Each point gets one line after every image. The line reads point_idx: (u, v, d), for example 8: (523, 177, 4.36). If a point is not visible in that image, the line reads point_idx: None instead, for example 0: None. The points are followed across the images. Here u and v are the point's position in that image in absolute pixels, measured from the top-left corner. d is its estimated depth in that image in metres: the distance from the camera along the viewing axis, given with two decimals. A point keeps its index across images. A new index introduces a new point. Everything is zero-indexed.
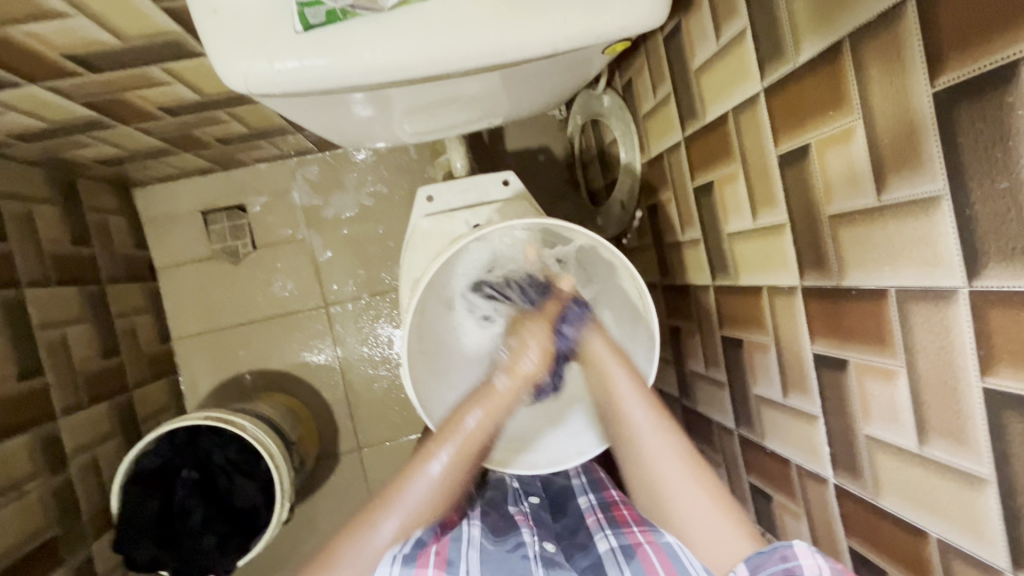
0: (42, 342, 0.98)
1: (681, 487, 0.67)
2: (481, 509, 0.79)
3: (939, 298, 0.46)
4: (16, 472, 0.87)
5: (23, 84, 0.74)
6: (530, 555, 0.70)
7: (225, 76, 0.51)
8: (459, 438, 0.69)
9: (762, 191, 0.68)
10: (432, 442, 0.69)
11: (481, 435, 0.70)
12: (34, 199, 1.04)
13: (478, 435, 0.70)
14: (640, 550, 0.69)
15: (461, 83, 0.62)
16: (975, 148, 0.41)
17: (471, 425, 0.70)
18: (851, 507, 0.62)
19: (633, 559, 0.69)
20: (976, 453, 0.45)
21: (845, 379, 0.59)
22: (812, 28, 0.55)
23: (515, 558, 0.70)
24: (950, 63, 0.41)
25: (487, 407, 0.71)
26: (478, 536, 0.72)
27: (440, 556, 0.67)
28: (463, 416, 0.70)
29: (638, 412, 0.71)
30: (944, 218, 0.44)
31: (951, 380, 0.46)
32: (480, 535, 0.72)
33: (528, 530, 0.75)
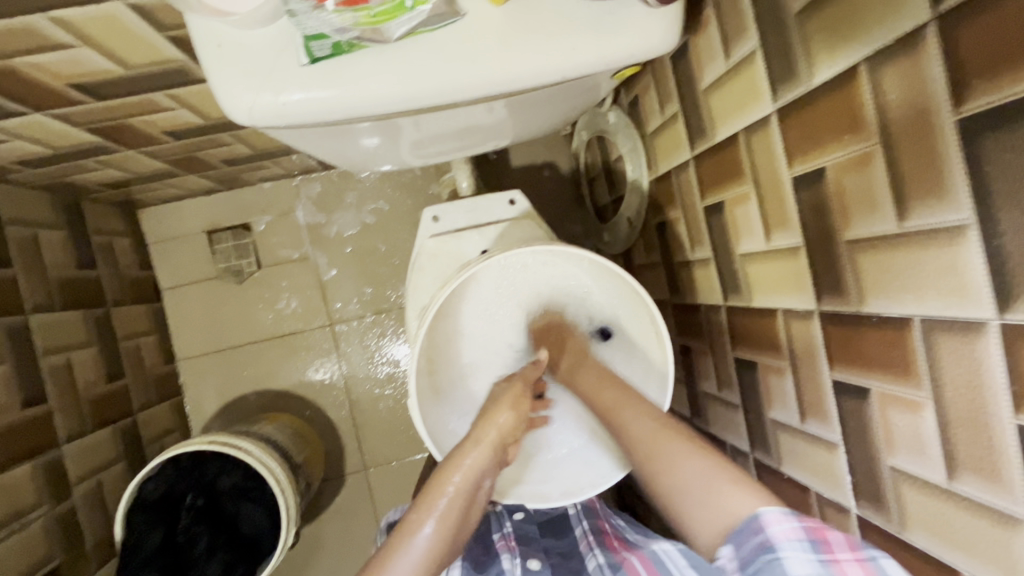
0: (46, 367, 0.97)
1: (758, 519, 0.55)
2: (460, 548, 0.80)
3: (968, 330, 0.44)
4: (19, 502, 0.86)
5: (28, 113, 0.73)
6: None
7: (230, 110, 0.50)
8: (451, 488, 0.66)
9: (775, 213, 0.66)
10: (413, 511, 0.64)
11: (468, 489, 0.67)
12: (39, 223, 1.03)
13: (465, 487, 0.67)
14: (628, 564, 0.71)
15: (469, 110, 0.61)
16: (1004, 177, 0.39)
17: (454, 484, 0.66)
18: (876, 540, 0.60)
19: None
20: (1012, 491, 0.43)
21: (867, 408, 0.57)
22: (826, 50, 0.53)
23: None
24: (975, 90, 0.40)
25: (469, 464, 0.68)
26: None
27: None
28: (447, 476, 0.67)
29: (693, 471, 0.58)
30: (971, 249, 0.42)
31: (982, 414, 0.45)
32: (458, 574, 0.74)
33: (508, 555, 0.78)
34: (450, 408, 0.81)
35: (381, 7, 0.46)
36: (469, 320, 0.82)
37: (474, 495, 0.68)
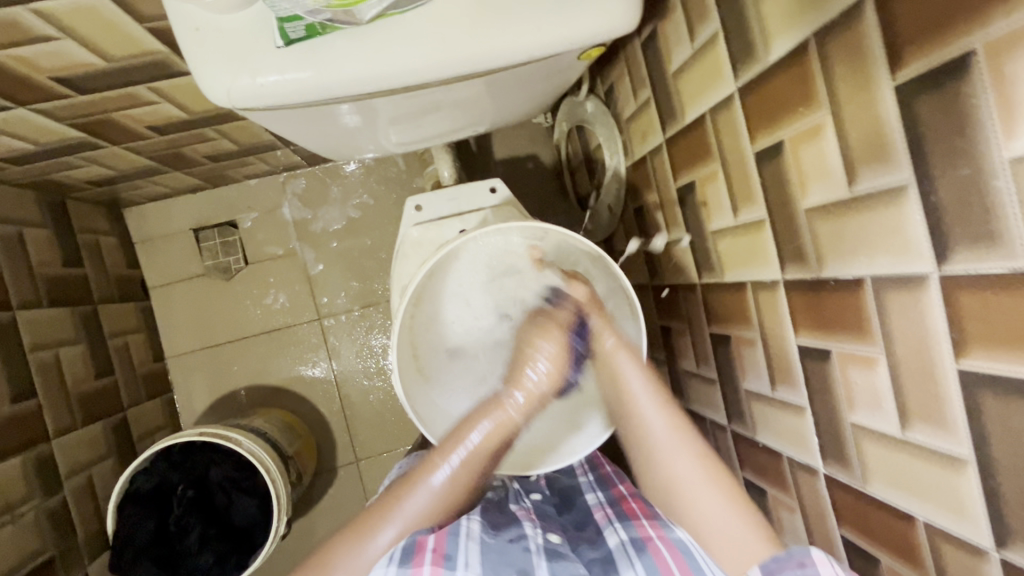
0: (35, 363, 0.98)
1: (694, 481, 0.68)
2: (482, 506, 0.76)
3: (912, 284, 0.47)
4: (10, 494, 0.87)
5: (11, 107, 0.75)
6: (531, 548, 0.67)
7: (209, 92, 0.52)
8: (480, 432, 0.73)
9: (741, 189, 0.69)
10: (436, 455, 0.72)
11: (490, 446, 0.73)
12: (25, 221, 1.04)
13: (496, 432, 0.73)
14: (650, 543, 0.65)
15: (442, 92, 0.63)
16: (937, 136, 0.42)
17: (476, 440, 0.72)
18: (842, 497, 0.63)
19: (643, 553, 0.65)
20: (956, 435, 0.46)
21: (830, 369, 0.60)
22: (779, 28, 0.56)
23: (515, 550, 0.67)
24: (908, 57, 0.43)
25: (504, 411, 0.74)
26: (477, 530, 0.68)
27: (437, 552, 0.64)
28: (468, 432, 0.73)
29: (652, 417, 0.72)
30: (912, 207, 0.45)
31: (928, 364, 0.47)
32: (479, 529, 0.69)
33: (529, 523, 0.73)
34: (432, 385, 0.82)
35: None
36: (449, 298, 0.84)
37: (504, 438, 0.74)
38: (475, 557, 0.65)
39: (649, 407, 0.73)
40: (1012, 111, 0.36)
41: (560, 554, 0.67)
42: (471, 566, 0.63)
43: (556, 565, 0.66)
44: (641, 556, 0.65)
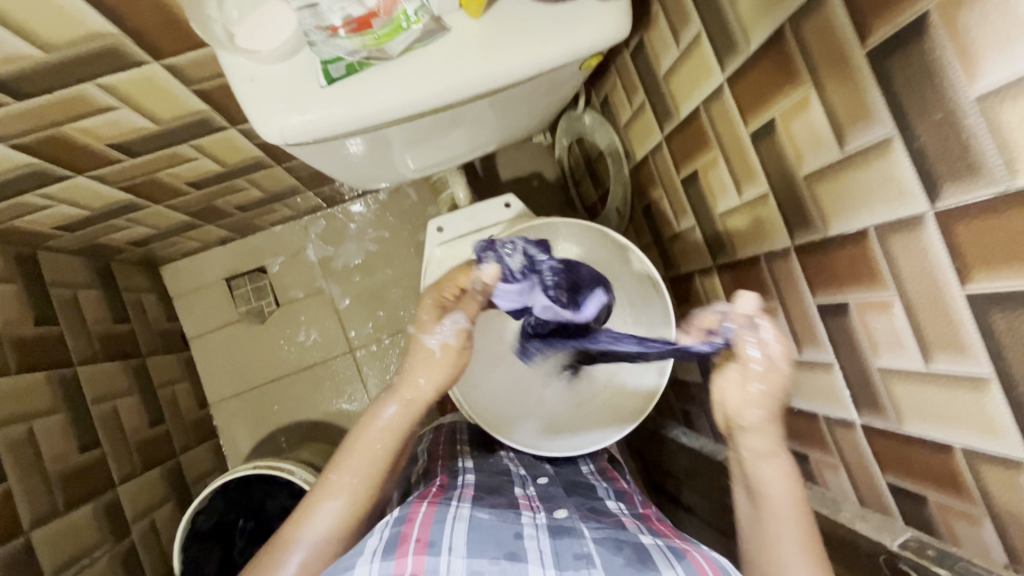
0: (97, 415, 1.04)
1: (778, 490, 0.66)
2: (474, 494, 0.70)
3: (912, 225, 0.52)
4: (85, 540, 0.91)
5: (71, 176, 0.83)
6: (526, 534, 0.60)
7: (264, 133, 0.58)
8: (359, 456, 0.69)
9: (742, 170, 0.75)
10: (331, 470, 0.69)
11: (388, 449, 0.70)
12: (77, 284, 1.12)
13: (382, 450, 0.70)
14: (689, 554, 0.56)
15: (460, 112, 0.70)
16: (910, 89, 0.47)
17: (374, 445, 0.69)
18: (881, 443, 0.66)
19: (682, 559, 0.55)
20: (976, 357, 0.50)
21: (850, 321, 0.64)
22: (756, 20, 0.63)
23: (509, 533, 0.60)
24: (875, 25, 0.49)
25: (376, 435, 0.70)
26: (466, 514, 0.62)
27: (420, 541, 0.56)
28: (363, 437, 0.70)
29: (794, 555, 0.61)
30: (899, 155, 0.50)
31: (939, 296, 0.51)
32: (468, 513, 0.63)
33: (529, 512, 0.66)
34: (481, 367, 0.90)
35: (383, 30, 0.56)
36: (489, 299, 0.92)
37: (397, 452, 0.71)
38: (462, 537, 0.57)
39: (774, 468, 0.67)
40: (974, 57, 0.42)
41: (566, 531, 0.62)
42: (459, 548, 0.55)
43: (558, 542, 0.59)
44: (680, 560, 0.55)
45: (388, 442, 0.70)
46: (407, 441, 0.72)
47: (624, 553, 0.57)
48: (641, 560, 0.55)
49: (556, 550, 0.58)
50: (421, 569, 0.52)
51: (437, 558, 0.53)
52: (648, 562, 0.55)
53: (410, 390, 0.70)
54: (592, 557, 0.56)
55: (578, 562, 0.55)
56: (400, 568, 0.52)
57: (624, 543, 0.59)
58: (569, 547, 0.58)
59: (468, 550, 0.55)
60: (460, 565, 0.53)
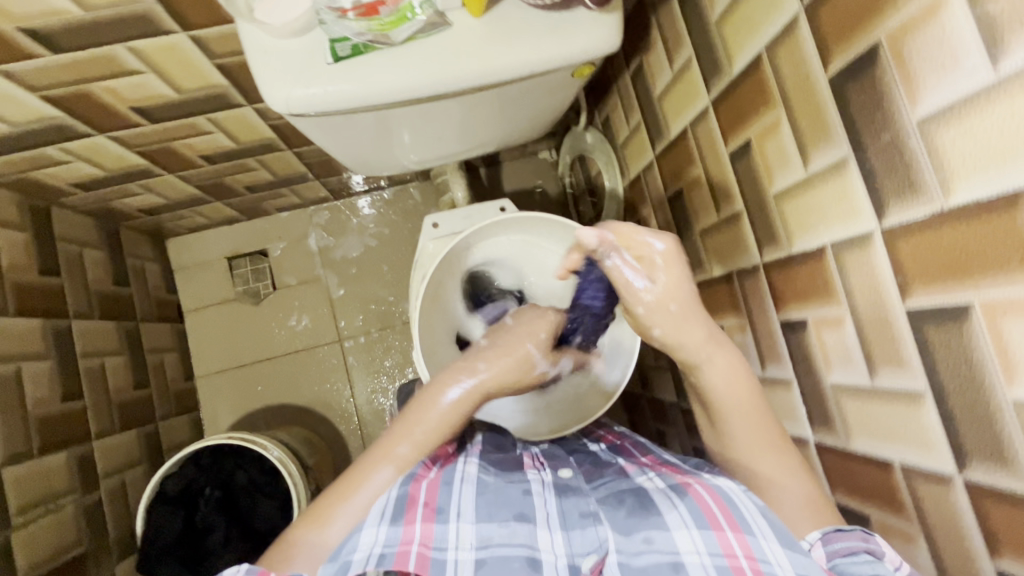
0: (84, 369, 1.07)
1: (762, 458, 0.64)
2: (481, 447, 0.70)
3: (862, 242, 0.55)
4: (54, 485, 0.93)
5: (91, 135, 0.88)
6: (532, 489, 0.62)
7: (270, 101, 0.63)
8: (422, 425, 0.65)
9: (721, 188, 0.78)
10: (394, 434, 0.65)
11: (452, 419, 0.67)
12: (85, 242, 1.16)
13: (448, 424, 0.67)
14: (690, 488, 0.60)
15: (458, 106, 0.75)
16: (863, 112, 0.51)
17: (441, 415, 0.66)
18: (831, 461, 0.67)
19: (685, 497, 0.59)
20: (913, 372, 0.52)
21: (808, 337, 0.67)
22: (739, 47, 0.67)
23: (515, 492, 0.61)
24: (836, 53, 0.53)
25: (447, 406, 0.67)
26: (473, 473, 0.63)
27: (428, 506, 0.58)
28: (428, 405, 0.67)
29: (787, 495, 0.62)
30: (852, 175, 0.54)
31: (883, 310, 0.54)
32: (475, 471, 0.63)
33: (534, 467, 0.67)
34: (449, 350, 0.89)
35: (389, 18, 0.63)
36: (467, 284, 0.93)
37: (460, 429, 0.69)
38: (471, 502, 0.59)
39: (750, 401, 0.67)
40: (915, 83, 0.46)
41: (570, 490, 0.64)
42: (467, 514, 0.58)
43: (565, 502, 0.62)
44: (683, 499, 0.59)
45: (455, 417, 0.67)
46: (473, 414, 0.71)
47: (626, 503, 0.61)
48: (644, 509, 0.59)
49: (562, 512, 0.61)
50: (429, 537, 0.56)
51: (447, 527, 0.57)
52: (651, 508, 0.59)
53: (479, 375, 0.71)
54: (598, 515, 0.60)
55: (584, 519, 0.60)
56: (407, 535, 0.55)
57: (625, 494, 0.63)
58: (575, 507, 0.62)
59: (477, 514, 0.58)
60: (470, 532, 0.57)
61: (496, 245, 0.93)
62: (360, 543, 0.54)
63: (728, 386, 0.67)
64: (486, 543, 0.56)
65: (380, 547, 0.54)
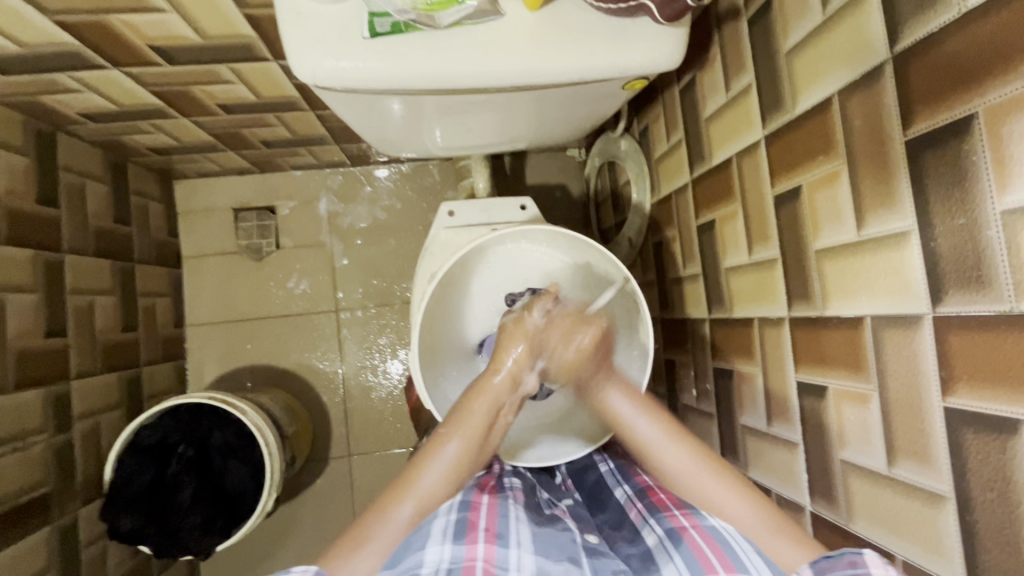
0: (71, 305, 1.04)
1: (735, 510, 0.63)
2: (525, 497, 0.70)
3: (908, 324, 0.50)
4: (26, 422, 0.91)
5: (106, 67, 0.83)
6: (578, 540, 0.63)
7: (296, 69, 0.58)
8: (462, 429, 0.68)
9: (758, 229, 0.74)
10: (443, 427, 0.68)
11: (494, 412, 0.70)
12: (88, 174, 1.12)
13: (477, 429, 0.68)
14: (686, 534, 0.60)
15: (495, 100, 0.70)
16: (937, 187, 0.47)
17: (480, 407, 0.69)
18: (825, 534, 0.64)
19: (681, 545, 0.59)
20: (939, 472, 0.48)
21: (824, 405, 0.63)
22: (807, 84, 0.62)
23: (564, 537, 0.62)
24: (920, 115, 0.48)
25: (484, 408, 0.69)
26: (524, 513, 0.64)
27: (488, 530, 0.60)
28: (472, 402, 0.69)
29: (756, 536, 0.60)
30: (912, 251, 0.49)
31: (916, 400, 0.50)
32: (528, 515, 0.65)
33: (571, 521, 0.68)
34: (448, 360, 0.86)
35: None
36: (476, 288, 0.89)
37: (489, 433, 0.70)
38: (527, 536, 0.60)
39: (641, 419, 0.72)
40: (1007, 168, 0.41)
41: (599, 551, 0.63)
42: (526, 544, 0.59)
43: (596, 562, 0.61)
44: (678, 548, 0.59)
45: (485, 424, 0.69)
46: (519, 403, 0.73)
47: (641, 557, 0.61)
48: (646, 567, 0.60)
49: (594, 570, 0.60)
50: (493, 556, 0.57)
51: (508, 550, 0.58)
52: (653, 566, 0.60)
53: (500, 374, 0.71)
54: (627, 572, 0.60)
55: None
56: (472, 553, 0.56)
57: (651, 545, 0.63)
58: (606, 566, 0.61)
59: (534, 547, 0.59)
60: (530, 560, 0.57)
61: (510, 253, 0.89)
62: (425, 560, 0.56)
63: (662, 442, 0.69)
64: None
65: (445, 565, 0.55)
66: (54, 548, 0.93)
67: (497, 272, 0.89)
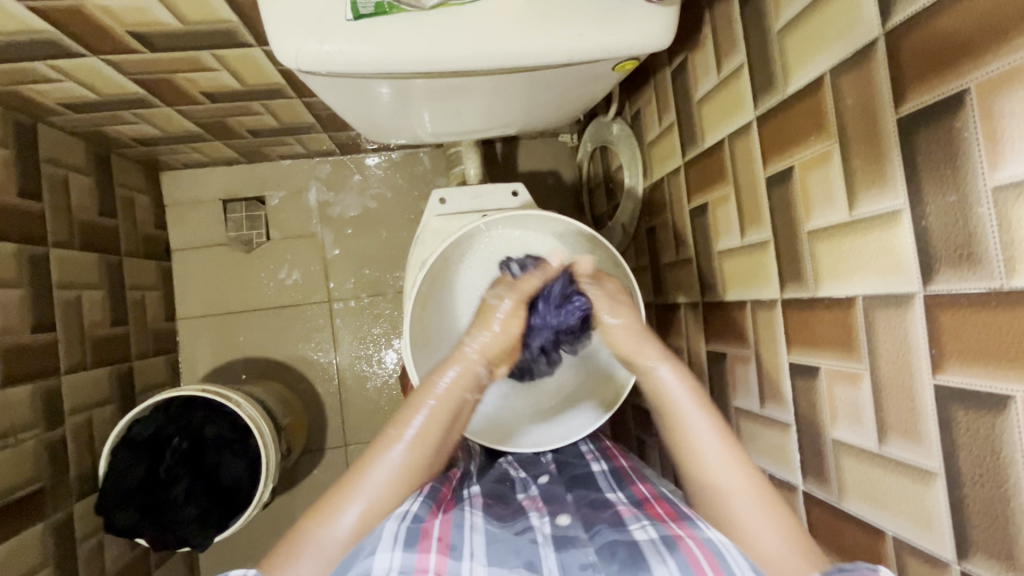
0: (59, 300, 1.03)
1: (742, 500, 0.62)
2: (484, 501, 0.72)
3: (899, 303, 0.50)
4: (16, 418, 0.90)
5: (85, 55, 0.81)
6: (538, 540, 0.64)
7: (279, 53, 0.57)
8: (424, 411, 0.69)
9: (750, 212, 0.73)
10: (393, 425, 0.69)
11: (448, 407, 0.70)
12: (71, 166, 1.10)
13: (444, 410, 0.70)
14: (682, 543, 0.58)
15: (485, 83, 0.68)
16: (930, 165, 0.46)
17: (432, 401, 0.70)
18: (817, 513, 0.65)
19: (676, 550, 0.57)
20: (930, 449, 0.49)
21: (817, 386, 0.63)
22: (799, 64, 0.61)
23: (521, 540, 0.63)
24: (912, 92, 0.47)
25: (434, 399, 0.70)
26: (481, 522, 0.66)
27: (442, 540, 0.61)
28: (422, 397, 0.70)
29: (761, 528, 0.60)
30: (904, 230, 0.49)
31: (907, 379, 0.50)
32: (483, 521, 0.66)
33: (535, 514, 0.70)
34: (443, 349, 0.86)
35: None
36: (469, 275, 0.88)
37: (457, 415, 0.71)
38: (482, 547, 0.62)
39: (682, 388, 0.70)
40: (998, 144, 0.41)
41: (568, 542, 0.64)
42: (479, 556, 0.60)
43: (564, 556, 0.61)
44: (673, 553, 0.57)
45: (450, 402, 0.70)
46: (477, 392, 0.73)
47: (619, 555, 0.59)
48: (634, 562, 0.57)
49: (560, 567, 0.60)
50: (443, 567, 0.58)
51: (460, 563, 0.59)
52: (642, 562, 0.57)
53: (472, 348, 0.72)
54: (597, 566, 0.59)
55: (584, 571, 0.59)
56: (422, 562, 0.58)
57: (618, 543, 0.61)
58: (573, 560, 0.61)
59: (489, 558, 0.60)
60: (481, 572, 0.59)
61: (503, 238, 0.88)
62: (375, 566, 0.57)
63: (681, 385, 0.70)
64: None
65: (395, 571, 0.56)
66: (49, 543, 0.93)
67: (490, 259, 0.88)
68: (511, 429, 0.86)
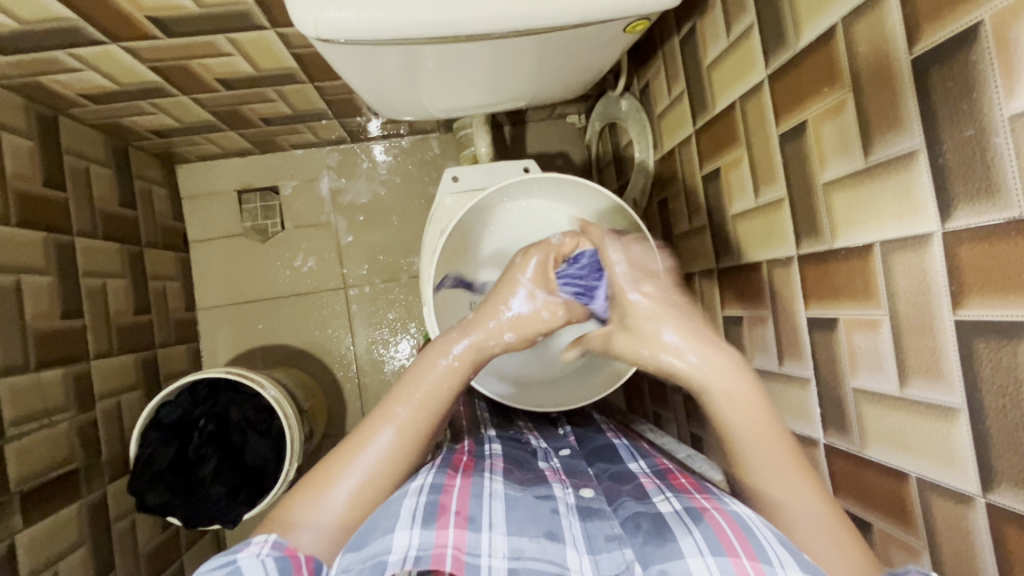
0: (85, 287, 1.06)
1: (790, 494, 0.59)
2: (504, 466, 0.71)
3: (917, 243, 0.51)
4: (49, 401, 0.93)
5: (105, 43, 0.83)
6: (560, 509, 0.62)
7: (300, 22, 0.58)
8: (425, 386, 0.69)
9: (764, 172, 0.74)
10: (395, 398, 0.69)
11: (449, 384, 0.70)
12: (91, 158, 1.12)
13: (443, 387, 0.69)
14: (708, 514, 0.58)
15: (497, 49, 0.70)
16: (946, 103, 0.47)
17: (436, 376, 0.70)
18: (838, 463, 0.65)
19: (700, 522, 0.58)
20: (953, 386, 0.49)
21: (835, 337, 0.63)
22: (810, 16, 0.62)
23: (543, 508, 0.62)
24: (926, 31, 0.48)
25: (436, 371, 0.70)
26: (500, 490, 0.64)
27: (460, 514, 0.59)
28: (424, 368, 0.70)
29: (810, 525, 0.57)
30: (922, 170, 0.50)
31: (927, 319, 0.51)
32: (503, 489, 0.65)
33: (558, 484, 0.69)
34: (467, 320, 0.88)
35: None
36: (487, 245, 0.90)
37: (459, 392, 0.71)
38: (501, 516, 0.60)
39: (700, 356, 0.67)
40: (1014, 73, 0.41)
41: (594, 512, 0.64)
42: (498, 526, 0.58)
43: (589, 525, 0.61)
44: (698, 525, 0.57)
45: (453, 378, 0.71)
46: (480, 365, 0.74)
47: (643, 526, 0.60)
48: (660, 532, 0.58)
49: (585, 535, 0.60)
50: (463, 542, 0.56)
51: (480, 533, 0.57)
52: (667, 533, 0.57)
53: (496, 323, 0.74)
54: (622, 538, 0.59)
55: (610, 543, 0.59)
56: (440, 538, 0.56)
57: (643, 518, 0.61)
58: (600, 529, 0.61)
59: (508, 527, 0.58)
60: (501, 541, 0.57)
61: (522, 206, 0.90)
62: (394, 545, 0.55)
63: (727, 389, 0.65)
64: (519, 555, 0.55)
65: (414, 550, 0.54)
66: (85, 521, 0.96)
67: (506, 228, 0.90)
68: (529, 390, 0.91)
